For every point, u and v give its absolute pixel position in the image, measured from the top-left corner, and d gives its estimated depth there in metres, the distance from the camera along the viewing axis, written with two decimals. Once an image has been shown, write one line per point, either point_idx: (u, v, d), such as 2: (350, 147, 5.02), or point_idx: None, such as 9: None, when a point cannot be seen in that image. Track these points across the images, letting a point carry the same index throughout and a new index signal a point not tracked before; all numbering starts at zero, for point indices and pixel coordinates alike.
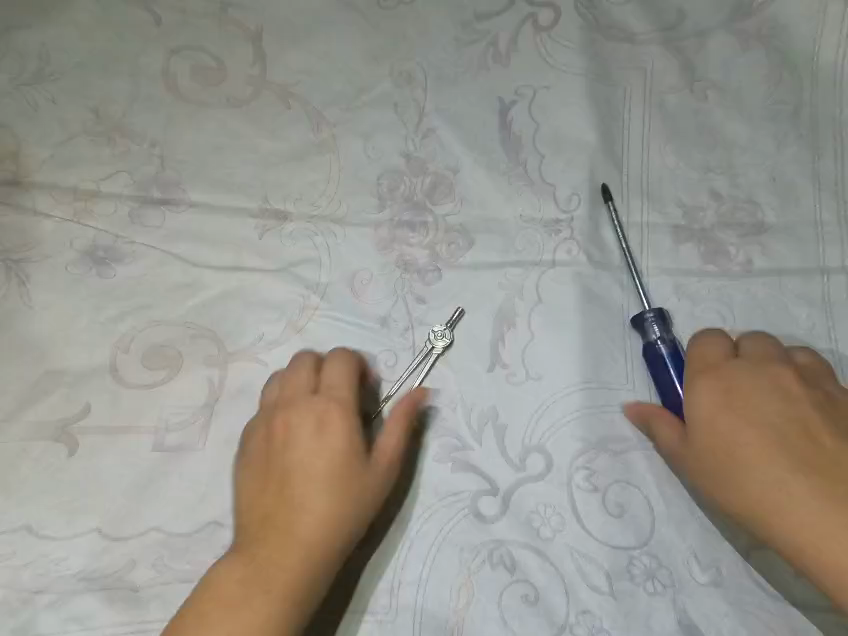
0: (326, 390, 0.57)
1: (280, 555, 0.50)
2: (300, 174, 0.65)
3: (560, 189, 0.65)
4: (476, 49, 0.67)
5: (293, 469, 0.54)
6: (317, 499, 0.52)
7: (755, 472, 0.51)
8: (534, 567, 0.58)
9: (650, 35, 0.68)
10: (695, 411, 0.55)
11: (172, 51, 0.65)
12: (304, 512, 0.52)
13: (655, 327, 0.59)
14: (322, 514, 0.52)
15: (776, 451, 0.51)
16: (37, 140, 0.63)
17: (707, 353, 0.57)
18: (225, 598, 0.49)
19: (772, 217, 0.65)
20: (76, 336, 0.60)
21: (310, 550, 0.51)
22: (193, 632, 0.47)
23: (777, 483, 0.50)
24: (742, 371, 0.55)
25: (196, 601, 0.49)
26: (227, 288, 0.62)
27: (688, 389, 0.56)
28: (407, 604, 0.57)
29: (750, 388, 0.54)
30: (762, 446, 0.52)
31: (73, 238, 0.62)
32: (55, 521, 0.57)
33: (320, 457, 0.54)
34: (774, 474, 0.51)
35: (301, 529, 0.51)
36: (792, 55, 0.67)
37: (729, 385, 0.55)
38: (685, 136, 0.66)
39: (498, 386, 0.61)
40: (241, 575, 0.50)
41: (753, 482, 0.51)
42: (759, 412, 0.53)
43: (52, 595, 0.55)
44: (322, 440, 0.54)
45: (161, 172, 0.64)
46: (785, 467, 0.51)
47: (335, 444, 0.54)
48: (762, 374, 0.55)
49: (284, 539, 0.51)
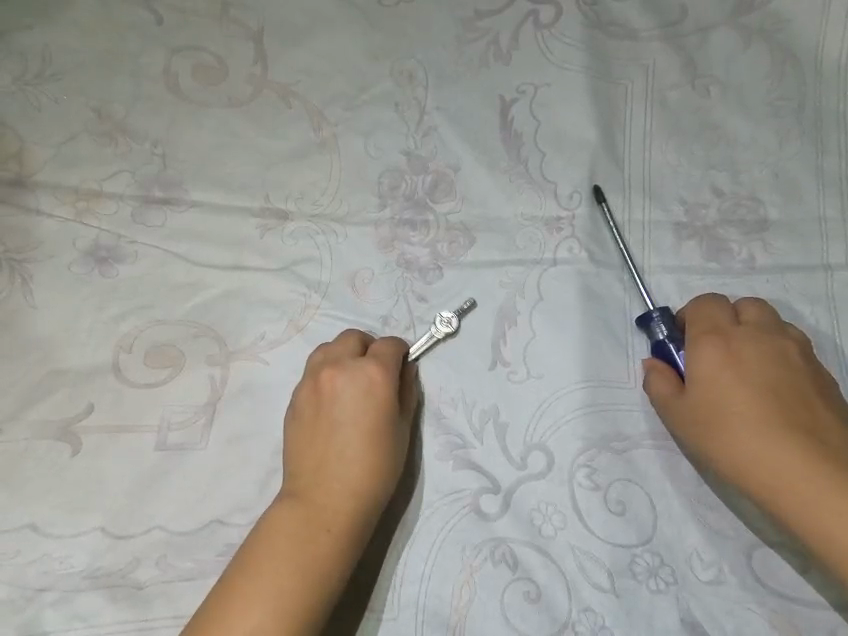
0: (376, 355, 0.59)
1: (333, 508, 0.54)
2: (301, 173, 0.65)
3: (561, 187, 0.65)
4: (477, 47, 0.67)
5: (346, 425, 0.56)
6: (366, 457, 0.56)
7: (747, 427, 0.54)
8: (536, 565, 0.58)
9: (652, 32, 0.67)
10: (698, 365, 0.57)
11: (172, 50, 0.65)
12: (353, 468, 0.55)
13: (660, 326, 0.60)
14: (370, 471, 0.55)
15: (770, 412, 0.54)
16: (39, 140, 0.64)
17: (712, 316, 0.60)
18: (271, 545, 0.52)
19: (775, 214, 0.65)
20: (79, 335, 0.61)
21: (359, 505, 0.54)
22: (251, 581, 0.50)
23: (767, 440, 0.53)
24: (745, 335, 0.58)
25: (247, 551, 0.52)
26: (228, 287, 0.62)
27: (691, 350, 0.58)
28: (409, 601, 0.57)
29: (751, 352, 0.57)
30: (757, 406, 0.55)
31: (76, 238, 0.63)
32: (59, 520, 0.57)
33: (370, 416, 0.57)
34: (766, 431, 0.54)
35: (351, 485, 0.55)
36: (795, 50, 0.67)
37: (732, 347, 0.57)
38: (687, 133, 0.66)
39: (499, 384, 0.61)
40: (295, 526, 0.53)
41: (747, 436, 0.54)
42: (758, 375, 0.56)
43: (57, 593, 0.56)
44: (372, 403, 0.57)
45: (162, 172, 0.64)
46: (775, 427, 0.54)
47: (387, 409, 0.57)
48: (762, 339, 0.58)
49: (333, 492, 0.54)
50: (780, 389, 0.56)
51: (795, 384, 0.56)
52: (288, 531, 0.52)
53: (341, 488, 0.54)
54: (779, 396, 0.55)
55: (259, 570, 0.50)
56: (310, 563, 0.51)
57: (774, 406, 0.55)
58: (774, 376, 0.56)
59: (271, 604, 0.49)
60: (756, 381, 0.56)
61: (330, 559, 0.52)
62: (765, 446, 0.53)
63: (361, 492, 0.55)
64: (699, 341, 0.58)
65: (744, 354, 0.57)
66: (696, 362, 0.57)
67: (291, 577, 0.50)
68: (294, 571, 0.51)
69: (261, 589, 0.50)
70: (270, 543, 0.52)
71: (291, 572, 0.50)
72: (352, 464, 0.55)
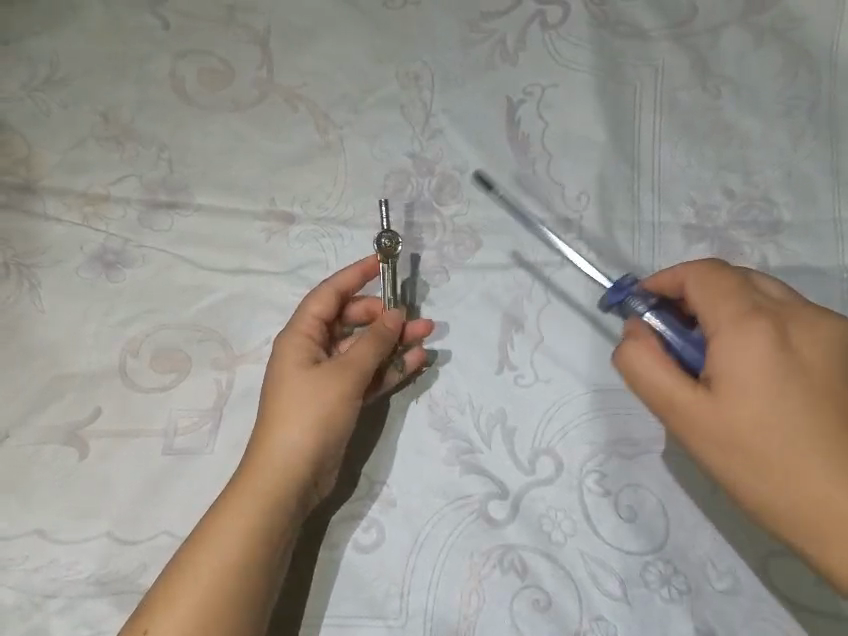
0: (301, 319, 0.57)
1: (256, 487, 0.52)
2: (307, 176, 0.65)
3: (568, 189, 0.64)
4: (483, 48, 0.66)
5: (270, 394, 0.55)
6: (288, 421, 0.53)
7: (810, 438, 0.45)
8: (545, 572, 0.57)
9: (660, 31, 0.66)
10: (741, 354, 0.47)
11: (178, 55, 0.65)
12: (279, 445, 0.53)
13: (636, 303, 0.52)
14: (294, 443, 0.53)
15: (830, 410, 0.46)
16: (46, 145, 0.64)
17: (749, 298, 0.49)
18: (216, 517, 0.51)
19: (788, 214, 0.64)
20: (86, 340, 0.61)
21: (284, 478, 0.52)
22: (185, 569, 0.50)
23: (835, 452, 0.44)
24: (794, 320, 0.48)
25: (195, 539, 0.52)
26: (234, 291, 0.62)
27: (725, 338, 0.48)
28: (417, 609, 0.56)
29: (805, 340, 0.48)
30: (817, 407, 0.46)
31: (83, 243, 0.63)
32: (64, 524, 0.57)
33: (290, 382, 0.54)
34: (831, 442, 0.45)
35: (275, 461, 0.52)
36: (807, 48, 0.66)
37: (781, 335, 0.47)
38: (697, 133, 0.65)
39: (506, 388, 0.61)
40: (225, 512, 0.51)
41: (808, 447, 0.45)
42: (816, 371, 0.47)
43: (63, 599, 0.56)
44: (294, 368, 0.55)
45: (169, 176, 0.64)
46: (843, 434, 0.45)
47: (305, 369, 0.55)
48: (816, 324, 0.48)
49: (261, 469, 0.52)
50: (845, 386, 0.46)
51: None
52: (230, 502, 0.51)
53: (271, 456, 0.53)
54: (844, 393, 0.46)
55: (201, 542, 0.50)
56: (252, 533, 0.50)
57: (840, 405, 0.46)
58: (836, 370, 0.47)
59: (212, 575, 0.49)
60: (811, 376, 0.46)
61: (270, 527, 0.51)
62: (833, 460, 0.44)
63: (290, 456, 0.53)
64: (743, 324, 0.48)
65: (797, 345, 0.47)
66: (740, 350, 0.47)
67: (229, 550, 0.50)
68: (237, 543, 0.50)
69: (203, 563, 0.49)
70: (217, 515, 0.51)
71: (231, 543, 0.50)
72: (275, 431, 0.53)
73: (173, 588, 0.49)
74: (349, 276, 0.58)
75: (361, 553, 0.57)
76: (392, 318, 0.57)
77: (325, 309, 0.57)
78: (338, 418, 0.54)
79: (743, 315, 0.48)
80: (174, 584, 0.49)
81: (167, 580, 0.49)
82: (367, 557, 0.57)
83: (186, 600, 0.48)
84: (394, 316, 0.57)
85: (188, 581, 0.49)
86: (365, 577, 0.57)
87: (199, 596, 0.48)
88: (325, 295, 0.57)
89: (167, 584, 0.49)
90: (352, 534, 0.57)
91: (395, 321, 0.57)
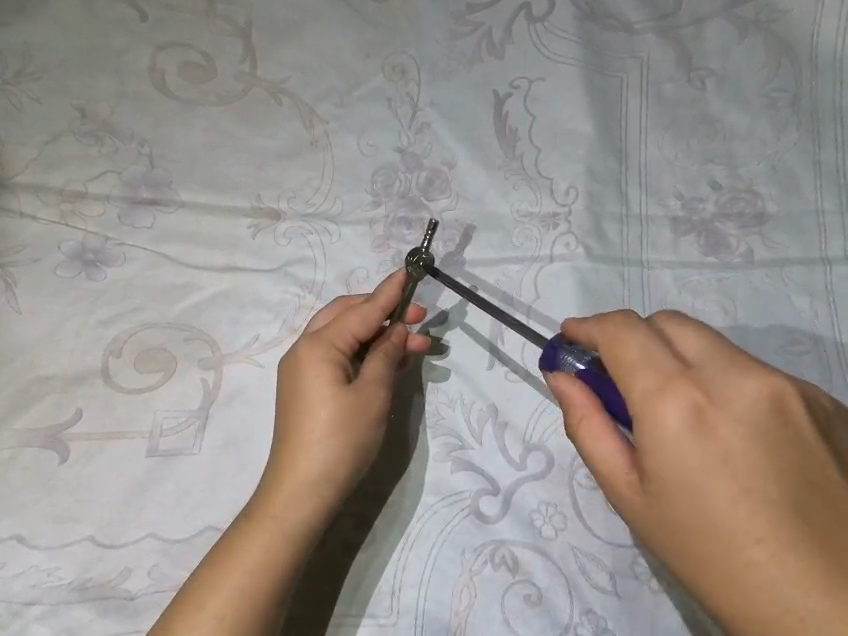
0: (335, 335, 0.56)
1: (287, 506, 0.52)
2: (293, 171, 0.64)
3: (557, 183, 0.64)
4: (470, 42, 0.65)
5: (300, 418, 0.54)
6: (320, 445, 0.53)
7: (744, 536, 0.40)
8: (536, 567, 0.57)
9: (646, 24, 0.66)
10: (658, 437, 0.42)
11: (158, 48, 0.63)
12: (315, 463, 0.53)
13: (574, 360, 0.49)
14: (331, 463, 0.53)
15: (754, 475, 0.41)
16: (21, 140, 0.62)
17: (663, 355, 0.44)
18: (236, 549, 0.51)
19: (773, 207, 0.64)
20: (66, 341, 0.59)
21: (317, 497, 0.53)
22: (203, 590, 0.49)
23: (772, 550, 0.39)
24: (714, 381, 0.43)
25: (214, 559, 0.51)
26: (220, 289, 0.61)
27: (646, 398, 0.43)
28: (409, 606, 0.56)
29: (723, 411, 0.42)
30: (741, 489, 0.41)
31: (61, 241, 0.61)
32: (47, 530, 0.55)
33: (322, 404, 0.54)
34: (759, 535, 0.39)
35: (308, 483, 0.53)
36: (792, 41, 0.66)
37: (702, 398, 0.43)
38: (683, 126, 0.66)
39: (498, 384, 0.61)
40: (253, 536, 0.51)
41: (738, 539, 0.40)
42: (740, 443, 0.42)
43: (45, 606, 0.54)
44: (324, 387, 0.54)
45: (151, 173, 0.63)
46: (772, 520, 0.39)
47: (335, 392, 0.54)
48: (738, 388, 0.43)
49: (295, 493, 0.52)
50: (769, 459, 0.41)
51: (772, 434, 0.42)
52: (257, 531, 0.51)
53: (300, 484, 0.53)
54: (770, 466, 0.41)
55: (224, 569, 0.50)
56: (273, 562, 0.51)
57: (769, 482, 0.40)
58: (759, 442, 0.42)
59: (228, 610, 0.49)
60: (729, 451, 0.41)
61: (294, 554, 0.52)
62: (766, 553, 0.39)
63: (321, 483, 0.53)
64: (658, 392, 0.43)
65: (718, 408, 0.42)
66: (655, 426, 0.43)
67: (248, 581, 0.50)
68: (258, 572, 0.50)
69: (219, 595, 0.49)
70: (237, 547, 0.51)
71: (252, 572, 0.50)
72: (307, 457, 0.53)
73: (188, 619, 0.49)
74: (389, 290, 0.57)
75: (352, 554, 0.57)
76: (397, 333, 0.57)
77: (358, 326, 0.56)
78: (365, 443, 0.55)
79: (655, 381, 0.43)
80: (190, 611, 0.49)
81: (182, 608, 0.49)
82: (359, 557, 0.57)
83: (201, 630, 0.48)
84: (400, 332, 0.57)
85: (204, 611, 0.49)
86: (357, 578, 0.56)
87: (215, 628, 0.48)
88: (364, 315, 0.56)
89: (181, 611, 0.49)
90: (344, 534, 0.57)
91: (400, 338, 0.57)
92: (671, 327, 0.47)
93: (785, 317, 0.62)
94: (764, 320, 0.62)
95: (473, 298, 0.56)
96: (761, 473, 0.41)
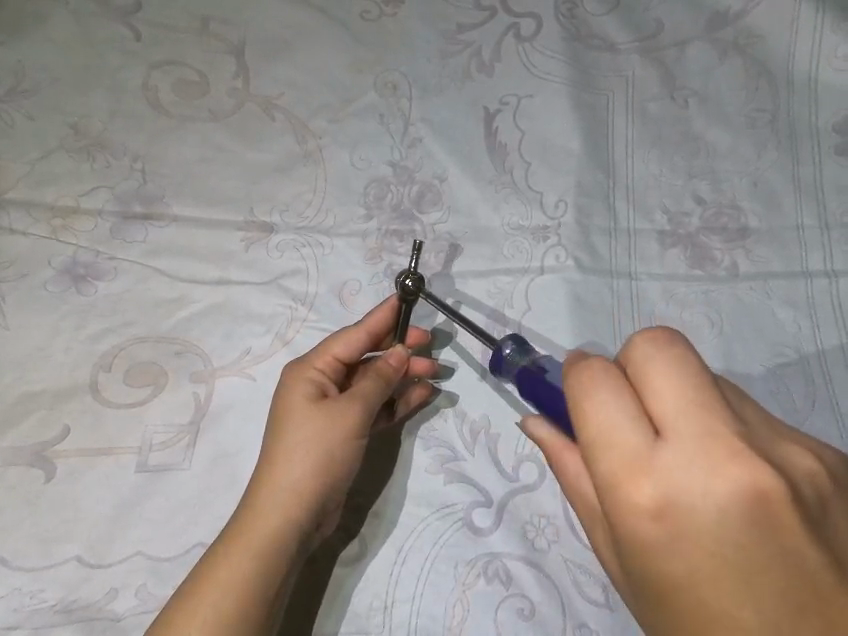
0: (314, 355, 0.57)
1: (256, 529, 0.52)
2: (286, 185, 0.64)
3: (547, 196, 0.65)
4: (460, 60, 0.67)
5: (277, 435, 0.55)
6: (293, 458, 0.53)
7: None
8: (529, 580, 0.57)
9: (630, 44, 0.68)
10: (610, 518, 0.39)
11: (151, 65, 0.64)
12: (288, 485, 0.53)
13: (518, 356, 0.52)
14: (303, 480, 0.53)
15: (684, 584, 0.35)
16: (12, 156, 0.62)
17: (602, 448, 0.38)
18: (214, 567, 0.51)
19: (755, 222, 0.66)
20: (55, 355, 0.59)
21: (288, 515, 0.52)
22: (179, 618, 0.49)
23: None
24: (677, 484, 0.36)
25: (193, 585, 0.50)
26: (213, 302, 0.61)
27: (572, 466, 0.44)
28: (401, 622, 0.55)
29: (646, 517, 0.36)
30: (710, 606, 0.34)
31: (52, 256, 0.61)
32: (32, 550, 0.54)
33: (298, 418, 0.55)
34: None
35: (283, 503, 0.52)
36: (770, 63, 0.68)
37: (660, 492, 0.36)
38: (668, 143, 0.67)
39: (489, 395, 0.61)
40: (229, 559, 0.51)
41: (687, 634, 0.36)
42: (702, 552, 0.35)
43: (28, 628, 0.53)
44: (303, 400, 0.55)
45: (143, 188, 0.63)
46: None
47: (311, 409, 0.55)
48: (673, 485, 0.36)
49: (268, 510, 0.52)
50: (746, 570, 0.34)
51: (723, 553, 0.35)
52: (231, 548, 0.51)
53: (276, 499, 0.53)
54: (707, 583, 0.35)
55: (201, 590, 0.50)
56: (252, 584, 0.50)
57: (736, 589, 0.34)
58: (752, 542, 0.35)
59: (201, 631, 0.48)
60: (712, 580, 0.35)
61: (265, 569, 0.51)
62: None
63: (293, 499, 0.53)
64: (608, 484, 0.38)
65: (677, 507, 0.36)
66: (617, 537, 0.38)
67: (222, 602, 0.49)
68: (231, 593, 0.49)
69: (195, 617, 0.49)
70: (215, 566, 0.50)
71: (223, 592, 0.49)
72: (281, 471, 0.53)
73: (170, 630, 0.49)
74: (379, 315, 0.58)
75: (342, 568, 0.56)
76: (394, 356, 0.57)
77: (342, 347, 0.57)
78: (338, 456, 0.54)
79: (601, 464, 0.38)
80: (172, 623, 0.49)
81: (165, 627, 0.49)
82: (349, 569, 0.56)
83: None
84: (395, 355, 0.57)
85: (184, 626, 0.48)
86: (349, 593, 0.56)
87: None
88: (350, 336, 0.57)
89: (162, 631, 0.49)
90: (337, 548, 0.57)
91: (397, 360, 0.57)
92: (598, 397, 0.39)
93: (770, 328, 0.63)
94: (749, 332, 0.63)
95: (463, 321, 0.56)
96: (735, 598, 0.34)
